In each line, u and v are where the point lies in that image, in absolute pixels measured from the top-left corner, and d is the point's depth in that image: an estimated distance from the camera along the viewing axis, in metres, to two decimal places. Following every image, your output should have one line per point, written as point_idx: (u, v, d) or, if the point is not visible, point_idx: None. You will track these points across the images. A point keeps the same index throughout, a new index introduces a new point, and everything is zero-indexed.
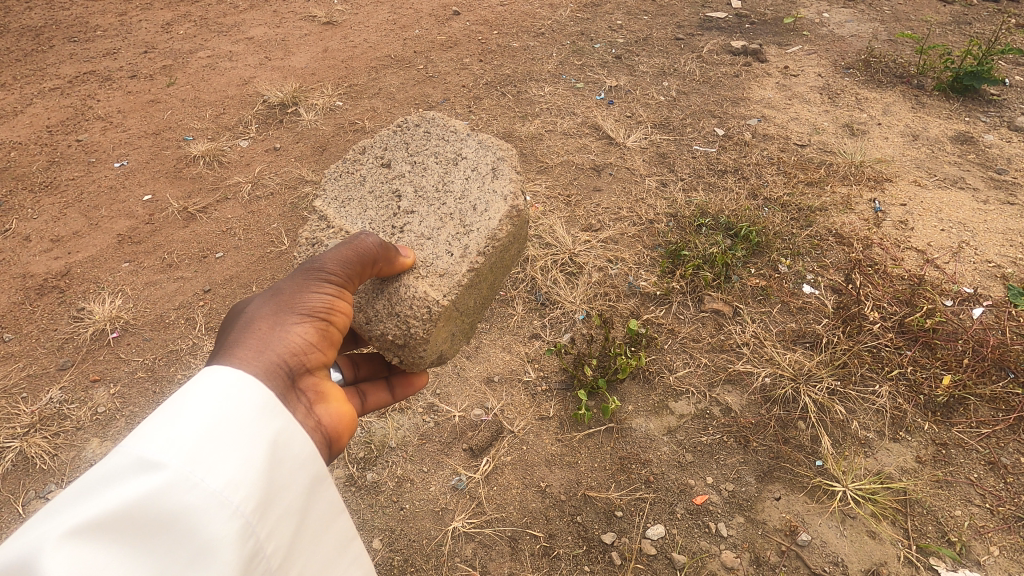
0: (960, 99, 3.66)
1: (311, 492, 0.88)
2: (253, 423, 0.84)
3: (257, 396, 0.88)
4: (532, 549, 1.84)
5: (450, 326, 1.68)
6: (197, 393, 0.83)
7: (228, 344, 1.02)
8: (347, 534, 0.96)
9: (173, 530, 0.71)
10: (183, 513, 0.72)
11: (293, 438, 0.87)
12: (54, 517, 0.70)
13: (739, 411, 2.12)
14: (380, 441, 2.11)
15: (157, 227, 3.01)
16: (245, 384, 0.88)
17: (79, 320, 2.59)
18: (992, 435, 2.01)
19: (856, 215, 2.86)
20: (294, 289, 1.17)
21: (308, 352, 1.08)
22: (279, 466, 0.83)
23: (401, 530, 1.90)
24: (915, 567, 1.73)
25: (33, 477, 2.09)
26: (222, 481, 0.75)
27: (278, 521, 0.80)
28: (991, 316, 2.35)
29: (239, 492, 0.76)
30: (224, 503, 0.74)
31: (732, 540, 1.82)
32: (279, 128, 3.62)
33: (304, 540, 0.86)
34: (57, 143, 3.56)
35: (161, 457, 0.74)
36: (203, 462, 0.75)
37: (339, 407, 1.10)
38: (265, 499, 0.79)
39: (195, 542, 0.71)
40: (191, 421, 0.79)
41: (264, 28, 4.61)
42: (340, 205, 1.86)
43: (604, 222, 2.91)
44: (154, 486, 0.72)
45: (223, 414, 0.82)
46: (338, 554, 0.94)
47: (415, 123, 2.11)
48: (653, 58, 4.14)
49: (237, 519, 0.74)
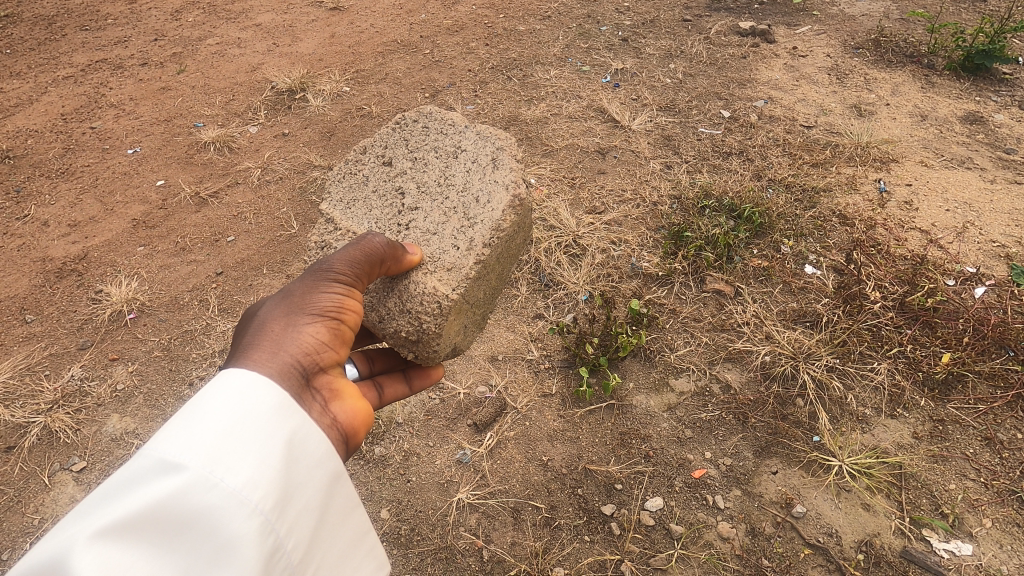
0: (971, 78, 3.61)
1: (329, 488, 0.92)
2: (268, 424, 0.87)
3: (272, 396, 0.91)
4: (534, 519, 1.90)
5: (461, 318, 1.73)
6: (214, 396, 0.87)
7: (244, 346, 1.06)
8: (362, 526, 1.00)
9: (194, 529, 0.75)
10: (203, 513, 0.76)
11: (308, 437, 0.91)
12: (86, 517, 0.75)
13: (738, 389, 2.16)
14: (388, 417, 2.18)
15: (170, 212, 3.08)
16: (260, 386, 0.92)
17: (97, 302, 2.67)
18: (990, 412, 2.04)
19: (860, 196, 2.86)
20: (303, 292, 1.21)
21: (320, 351, 1.12)
22: (296, 464, 0.87)
23: (408, 501, 1.98)
24: (908, 538, 1.77)
25: (58, 451, 2.18)
26: (240, 480, 0.79)
27: (296, 517, 0.84)
28: (994, 295, 2.36)
29: (256, 491, 0.79)
30: (242, 502, 0.78)
31: (728, 512, 1.87)
32: (287, 114, 3.67)
33: (322, 534, 0.90)
34: (72, 130, 3.63)
35: (181, 459, 0.78)
36: (221, 463, 0.79)
37: (353, 403, 1.14)
38: (282, 496, 0.82)
39: (216, 540, 0.75)
40: (208, 425, 0.82)
41: (271, 14, 4.64)
42: (346, 207, 1.93)
43: (608, 204, 2.93)
44: (177, 487, 0.76)
45: (239, 416, 0.85)
46: (353, 546, 0.98)
47: (413, 119, 2.14)
48: (660, 40, 4.12)
49: (255, 517, 0.78)
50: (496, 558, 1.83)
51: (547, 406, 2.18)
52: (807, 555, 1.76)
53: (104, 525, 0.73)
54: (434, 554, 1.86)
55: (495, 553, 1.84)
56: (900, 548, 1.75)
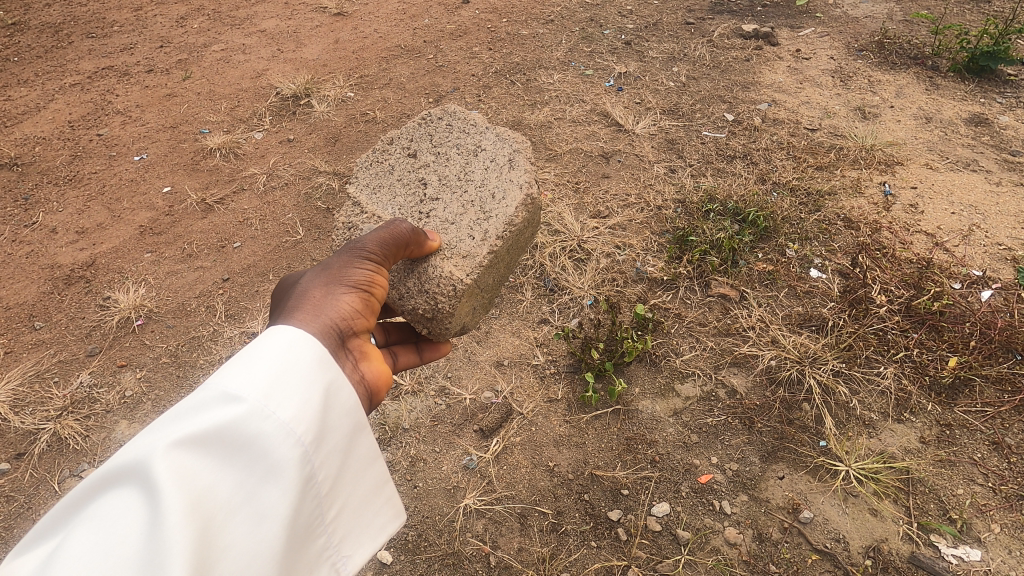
0: (976, 79, 3.60)
1: (356, 435, 0.94)
2: (311, 372, 0.89)
3: (312, 350, 0.92)
4: (541, 525, 1.91)
5: (472, 300, 1.76)
6: (267, 343, 0.90)
7: (287, 309, 1.09)
8: (381, 477, 1.01)
9: (246, 452, 0.79)
10: (255, 439, 0.79)
11: (342, 388, 0.93)
12: (150, 436, 0.79)
13: (744, 393, 2.16)
14: (394, 422, 2.19)
15: (177, 218, 3.10)
16: (304, 343, 0.93)
17: (105, 309, 2.69)
18: (997, 416, 2.03)
19: (865, 199, 2.86)
20: (341, 265, 1.23)
21: (354, 318, 1.14)
22: (331, 409, 0.90)
23: (415, 507, 1.98)
24: (916, 543, 1.76)
25: (67, 457, 2.20)
26: (290, 414, 0.83)
27: (328, 453, 0.88)
28: (1000, 299, 2.36)
29: (301, 425, 0.83)
30: (289, 433, 0.82)
31: (735, 517, 1.87)
32: (292, 120, 3.69)
33: (347, 476, 0.94)
34: (79, 137, 3.66)
35: (239, 391, 0.82)
36: (274, 397, 0.83)
37: (379, 365, 1.15)
38: (320, 433, 0.86)
39: (266, 464, 0.79)
40: (262, 365, 0.86)
41: (276, 20, 4.67)
42: (372, 191, 1.95)
43: (612, 209, 2.94)
44: (235, 415, 0.79)
45: (289, 361, 0.88)
46: (373, 496, 1.00)
47: (439, 116, 2.16)
48: (663, 43, 4.13)
49: (299, 448, 0.82)
50: (503, 564, 1.83)
51: (552, 411, 2.18)
52: (814, 561, 1.76)
53: (170, 439, 0.77)
54: (440, 560, 1.86)
55: (502, 559, 1.84)
56: (908, 554, 1.75)
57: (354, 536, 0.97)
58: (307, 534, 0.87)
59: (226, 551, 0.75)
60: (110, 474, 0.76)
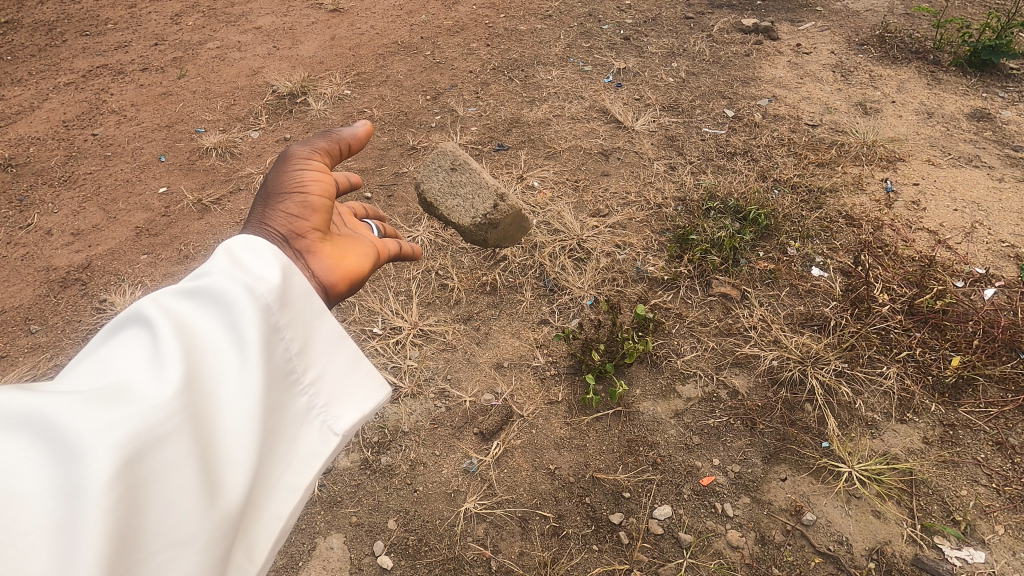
0: (978, 73, 3.57)
1: (318, 312, 1.09)
2: (269, 253, 1.09)
3: (271, 244, 1.12)
4: (542, 528, 1.89)
5: None
6: (237, 242, 1.12)
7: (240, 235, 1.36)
8: (354, 355, 1.13)
9: (213, 308, 0.99)
10: (221, 295, 0.99)
11: (298, 271, 1.10)
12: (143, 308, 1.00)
13: (746, 394, 2.15)
14: (394, 425, 2.17)
15: (173, 219, 3.08)
16: (266, 241, 1.14)
17: (101, 312, 2.66)
18: (1001, 416, 2.02)
19: (866, 195, 2.84)
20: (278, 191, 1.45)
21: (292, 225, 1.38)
22: (290, 282, 1.07)
23: (415, 511, 1.95)
24: (920, 545, 1.75)
25: None
26: (249, 280, 1.02)
27: (290, 319, 1.05)
28: (1003, 297, 2.34)
29: (259, 288, 1.02)
30: (249, 290, 1.01)
31: (737, 519, 1.86)
32: (289, 118, 3.66)
33: (314, 347, 1.08)
34: (74, 137, 3.62)
35: (209, 269, 1.03)
36: (237, 270, 1.04)
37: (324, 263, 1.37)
38: (280, 299, 1.04)
39: (228, 315, 0.98)
40: (229, 254, 1.08)
41: (272, 17, 4.63)
42: None
43: (612, 207, 2.92)
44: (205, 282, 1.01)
45: (250, 249, 1.10)
46: (349, 370, 1.11)
47: None
48: (662, 38, 4.09)
49: (257, 303, 1.00)
50: (504, 569, 1.82)
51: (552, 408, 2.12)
52: (817, 563, 1.75)
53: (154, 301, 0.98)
54: (441, 565, 1.84)
55: (503, 564, 1.83)
56: (912, 557, 1.74)
57: (335, 403, 1.08)
58: (279, 390, 1.01)
59: (198, 377, 0.91)
60: (112, 331, 0.98)
